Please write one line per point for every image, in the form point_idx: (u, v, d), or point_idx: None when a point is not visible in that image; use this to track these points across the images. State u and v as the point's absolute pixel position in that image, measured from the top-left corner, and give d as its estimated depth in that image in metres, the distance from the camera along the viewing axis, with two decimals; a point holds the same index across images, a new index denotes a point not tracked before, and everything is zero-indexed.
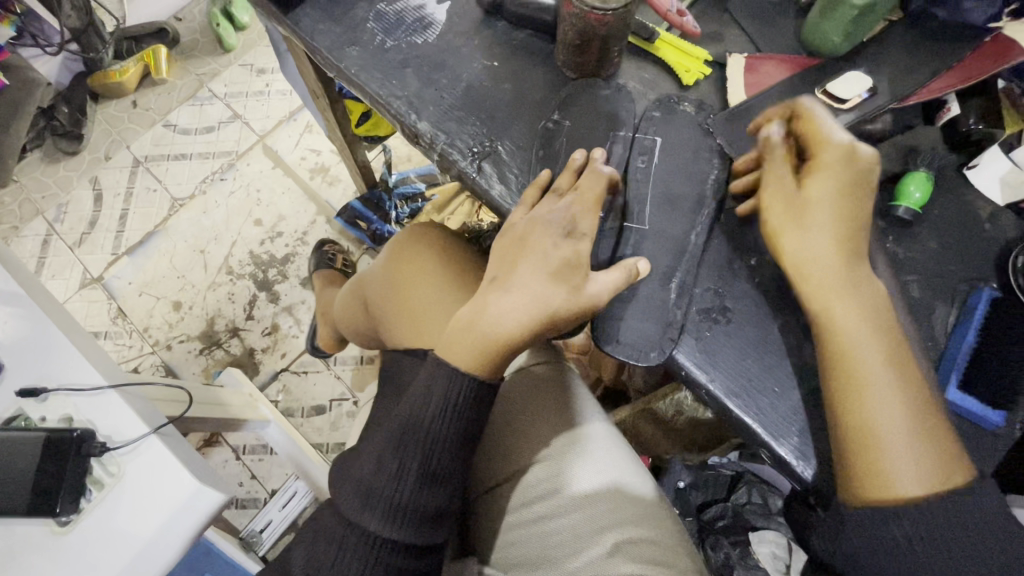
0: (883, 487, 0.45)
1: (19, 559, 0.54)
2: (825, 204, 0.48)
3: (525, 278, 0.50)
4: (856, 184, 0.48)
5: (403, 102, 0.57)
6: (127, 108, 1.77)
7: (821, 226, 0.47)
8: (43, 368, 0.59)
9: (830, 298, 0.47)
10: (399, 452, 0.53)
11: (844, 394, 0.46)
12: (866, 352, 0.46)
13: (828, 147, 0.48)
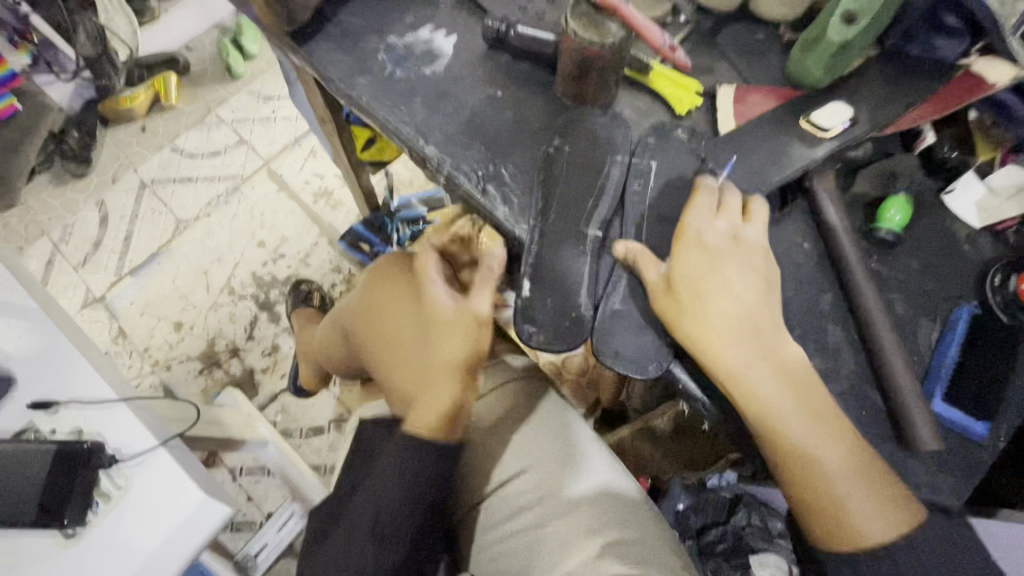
0: (850, 537, 0.45)
1: (24, 572, 0.55)
2: (720, 286, 0.50)
3: (440, 345, 0.60)
4: (736, 256, 0.51)
5: (411, 128, 0.60)
6: (136, 133, 1.81)
7: (719, 305, 0.50)
8: (56, 381, 0.61)
9: (744, 380, 0.48)
10: (370, 519, 0.55)
11: (789, 469, 0.47)
12: (789, 423, 0.47)
13: (690, 233, 0.52)
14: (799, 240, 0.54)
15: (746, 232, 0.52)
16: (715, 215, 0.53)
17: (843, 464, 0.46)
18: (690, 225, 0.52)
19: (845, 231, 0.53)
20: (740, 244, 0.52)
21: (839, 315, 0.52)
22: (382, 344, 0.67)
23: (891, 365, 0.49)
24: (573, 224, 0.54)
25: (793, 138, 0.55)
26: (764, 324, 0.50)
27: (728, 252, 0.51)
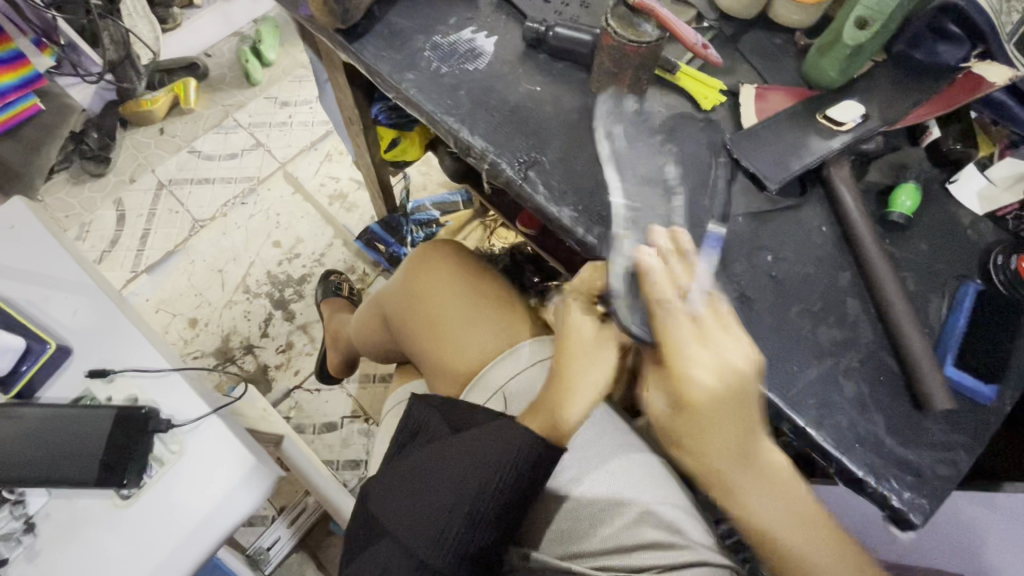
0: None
1: (82, 532, 0.57)
2: (720, 425, 0.46)
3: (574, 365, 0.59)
4: (735, 395, 0.46)
5: (456, 119, 0.65)
6: (154, 135, 1.86)
7: (722, 443, 0.47)
8: (112, 351, 0.64)
9: (746, 495, 0.48)
10: (461, 495, 0.55)
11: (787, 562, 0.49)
12: (784, 532, 0.48)
13: (692, 387, 0.46)
14: (818, 223, 0.59)
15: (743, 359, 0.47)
16: (701, 342, 0.47)
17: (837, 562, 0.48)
18: (682, 369, 0.47)
19: (861, 215, 0.57)
20: (736, 372, 0.46)
21: (856, 290, 0.56)
22: (430, 321, 0.77)
23: (906, 335, 0.53)
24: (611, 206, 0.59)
25: (811, 131, 0.60)
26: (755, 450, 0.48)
27: (725, 393, 0.46)
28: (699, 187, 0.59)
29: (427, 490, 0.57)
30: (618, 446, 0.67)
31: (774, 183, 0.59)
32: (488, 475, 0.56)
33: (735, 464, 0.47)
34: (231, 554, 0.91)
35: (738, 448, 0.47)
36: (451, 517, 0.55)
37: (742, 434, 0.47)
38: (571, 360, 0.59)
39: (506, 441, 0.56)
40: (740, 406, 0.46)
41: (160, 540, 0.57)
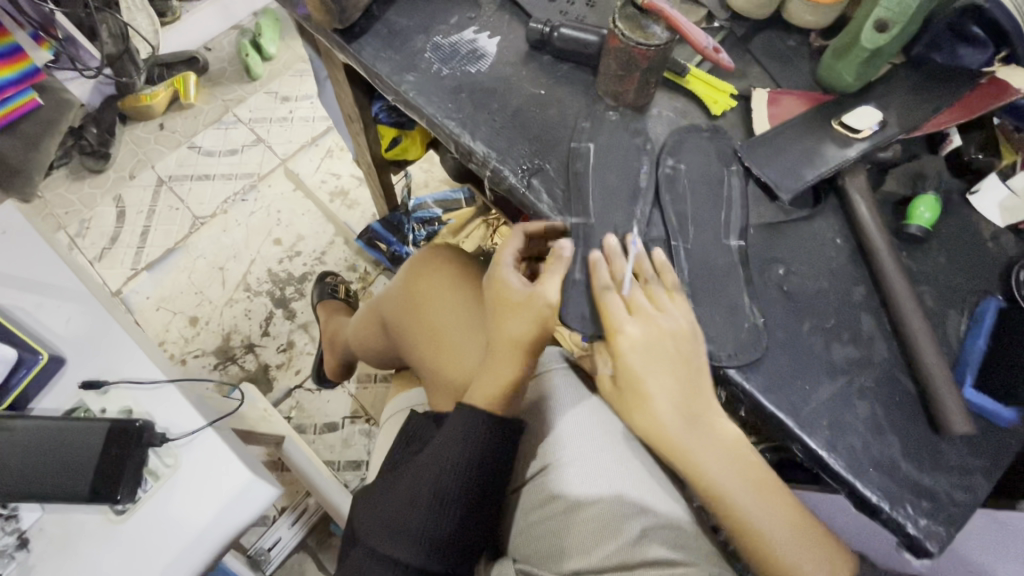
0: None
1: (77, 547, 0.56)
2: (653, 380, 0.51)
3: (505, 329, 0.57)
4: (669, 351, 0.51)
5: (457, 123, 0.63)
6: (154, 131, 1.84)
7: (662, 401, 0.51)
8: (105, 362, 0.62)
9: (692, 457, 0.51)
10: (419, 485, 0.56)
11: (733, 521, 0.51)
12: (733, 492, 0.51)
13: (622, 341, 0.52)
14: (831, 235, 0.57)
15: (681, 323, 0.51)
16: (633, 315, 0.52)
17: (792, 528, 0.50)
18: (617, 331, 0.52)
19: (877, 227, 0.55)
20: (677, 334, 0.51)
21: (871, 306, 0.55)
22: (429, 329, 0.75)
23: (924, 354, 0.51)
24: (620, 218, 0.57)
25: (826, 139, 0.58)
26: (699, 407, 0.52)
27: (655, 344, 0.50)
28: (709, 198, 0.57)
29: (408, 489, 0.57)
30: (620, 456, 0.64)
31: (787, 193, 0.56)
32: (456, 465, 0.55)
33: (678, 424, 0.51)
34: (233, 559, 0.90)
35: (683, 409, 0.51)
36: (426, 516, 0.55)
37: (684, 395, 0.51)
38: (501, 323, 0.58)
39: (457, 426, 0.56)
40: (683, 367, 0.51)
41: (155, 556, 0.56)
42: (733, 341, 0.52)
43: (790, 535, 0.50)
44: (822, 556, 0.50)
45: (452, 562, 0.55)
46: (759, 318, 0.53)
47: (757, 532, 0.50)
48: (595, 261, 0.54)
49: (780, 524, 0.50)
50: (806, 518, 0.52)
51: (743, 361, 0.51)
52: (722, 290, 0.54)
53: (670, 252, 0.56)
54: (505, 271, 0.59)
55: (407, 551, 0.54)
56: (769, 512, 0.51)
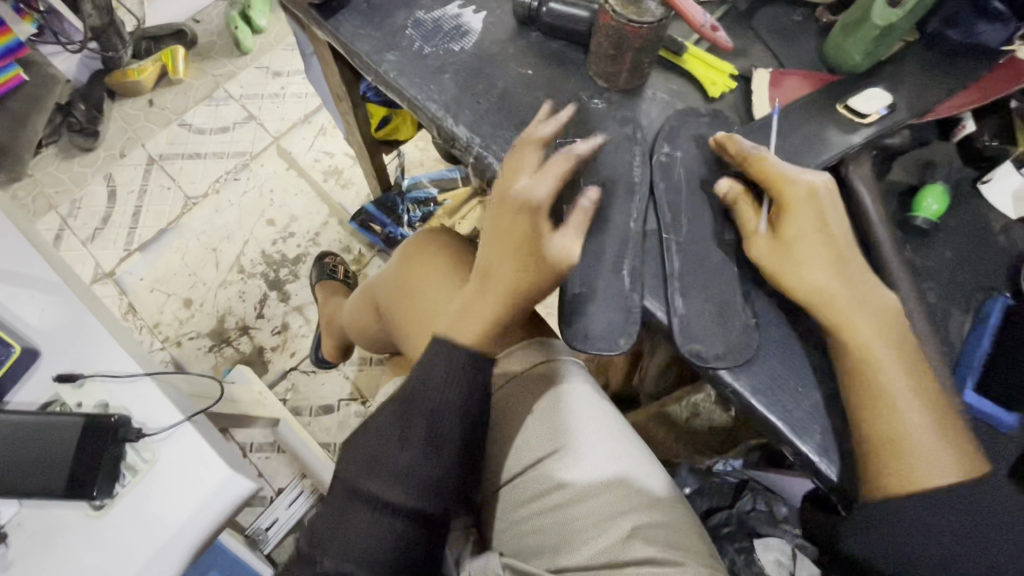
0: (915, 485, 0.43)
1: (55, 542, 0.55)
2: (805, 234, 0.49)
3: (509, 270, 0.53)
4: (820, 215, 0.49)
5: (440, 106, 0.59)
6: (143, 107, 1.79)
7: (812, 258, 0.48)
8: (82, 355, 0.61)
9: (854, 318, 0.47)
10: (403, 423, 0.54)
11: (872, 413, 0.45)
12: (885, 355, 0.46)
13: (790, 186, 0.50)
14: None
15: (820, 181, 0.50)
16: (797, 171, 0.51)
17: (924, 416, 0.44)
18: (780, 183, 0.50)
19: (881, 219, 0.52)
20: (819, 195, 0.50)
21: None
22: (420, 320, 0.70)
23: (924, 356, 0.48)
24: (610, 209, 0.54)
25: (830, 123, 0.54)
26: (851, 265, 0.49)
27: (813, 207, 0.49)
28: (704, 187, 0.54)
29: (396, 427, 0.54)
30: (610, 452, 0.61)
31: None
32: (447, 397, 0.54)
33: (837, 288, 0.48)
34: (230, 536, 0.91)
35: (842, 276, 0.48)
36: (417, 454, 0.53)
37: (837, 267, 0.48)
38: (496, 252, 0.53)
39: (442, 362, 0.55)
40: (832, 239, 0.49)
41: (134, 551, 0.55)
42: (724, 341, 0.50)
43: (931, 427, 0.44)
44: (954, 459, 0.43)
45: (442, 501, 0.54)
46: (751, 318, 0.51)
47: (895, 426, 0.44)
48: (722, 138, 0.54)
49: (919, 411, 0.44)
50: (951, 418, 0.45)
51: (735, 361, 0.49)
52: (713, 287, 0.51)
53: (662, 246, 0.53)
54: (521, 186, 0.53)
55: (398, 490, 0.52)
56: (911, 399, 0.45)
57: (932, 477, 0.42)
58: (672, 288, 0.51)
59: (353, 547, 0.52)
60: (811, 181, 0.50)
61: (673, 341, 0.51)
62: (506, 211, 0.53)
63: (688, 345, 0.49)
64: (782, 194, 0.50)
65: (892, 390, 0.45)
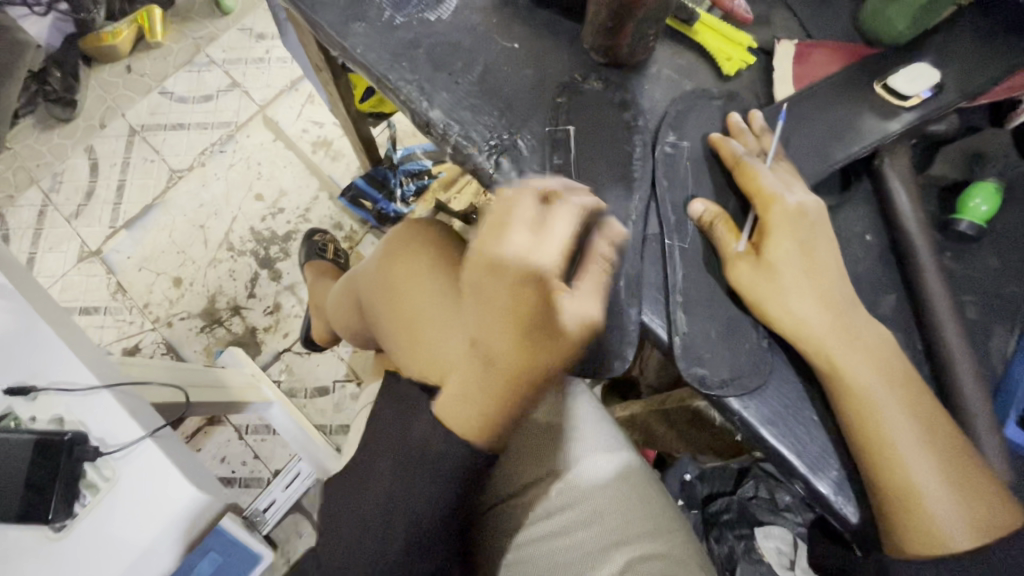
0: (931, 545, 0.38)
1: (13, 566, 0.52)
2: (791, 260, 0.43)
3: (507, 343, 0.43)
4: (803, 234, 0.44)
5: (413, 87, 0.52)
6: (122, 74, 1.54)
7: (798, 287, 0.43)
8: (34, 365, 0.56)
9: (844, 356, 0.41)
10: (416, 453, 0.49)
11: (877, 460, 0.40)
12: (880, 394, 0.40)
13: (778, 206, 0.44)
14: (860, 231, 0.47)
15: (810, 201, 0.45)
16: (785, 186, 0.45)
17: (935, 459, 0.39)
18: (765, 204, 0.44)
19: (919, 222, 0.45)
20: (807, 212, 0.44)
21: (902, 320, 0.46)
22: (404, 320, 0.64)
23: (961, 382, 0.43)
24: (606, 209, 0.48)
25: (864, 108, 0.47)
26: (841, 297, 0.43)
27: (795, 230, 0.44)
28: (712, 184, 0.48)
29: (391, 479, 0.50)
30: (609, 479, 0.58)
31: (809, 178, 0.46)
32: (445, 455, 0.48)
33: (825, 323, 0.42)
34: None
35: (832, 309, 0.42)
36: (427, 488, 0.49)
37: (827, 298, 0.43)
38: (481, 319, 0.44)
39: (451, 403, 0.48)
40: (820, 265, 0.43)
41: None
42: (732, 364, 0.44)
43: (942, 476, 0.39)
44: (973, 516, 0.38)
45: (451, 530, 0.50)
46: (764, 338, 0.45)
47: (902, 478, 0.39)
48: (715, 142, 0.48)
49: (924, 459, 0.39)
50: (972, 462, 0.39)
51: (745, 388, 0.44)
52: (720, 301, 0.45)
53: (665, 252, 0.46)
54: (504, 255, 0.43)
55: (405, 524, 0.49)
56: (916, 445, 0.39)
57: (948, 530, 0.38)
58: (674, 302, 0.45)
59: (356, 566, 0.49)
60: (796, 200, 0.44)
61: (674, 361, 0.45)
62: (489, 275, 0.43)
63: (691, 369, 0.44)
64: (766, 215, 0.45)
65: (891, 438, 0.39)
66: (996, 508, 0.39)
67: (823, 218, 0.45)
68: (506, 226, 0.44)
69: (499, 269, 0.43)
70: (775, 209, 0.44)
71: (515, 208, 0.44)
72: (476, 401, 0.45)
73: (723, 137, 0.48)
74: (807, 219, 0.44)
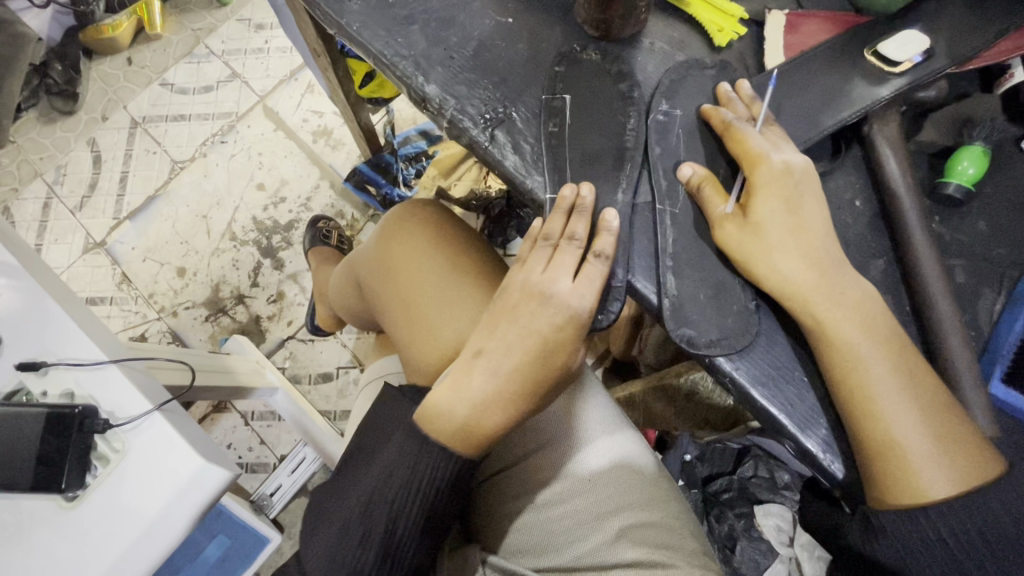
0: (912, 495, 0.40)
1: (27, 534, 0.54)
2: (778, 219, 0.44)
3: (515, 376, 0.48)
4: (789, 195, 0.45)
5: (409, 63, 0.53)
6: (123, 66, 1.54)
7: (783, 245, 0.44)
8: (43, 341, 0.57)
9: (829, 315, 0.43)
10: (410, 454, 0.48)
11: (861, 413, 0.41)
12: (864, 350, 0.42)
13: (765, 165, 0.45)
14: (849, 197, 0.48)
15: (797, 160, 0.46)
16: (774, 147, 0.46)
17: (923, 418, 0.41)
18: (755, 168, 0.45)
19: (909, 187, 0.46)
20: (793, 173, 0.45)
21: (889, 284, 0.47)
22: (404, 294, 0.65)
23: (948, 343, 0.44)
24: (597, 180, 0.49)
25: (854, 74, 0.47)
26: (828, 257, 0.44)
27: (783, 192, 0.45)
28: (703, 152, 0.49)
29: (357, 505, 0.49)
30: (607, 455, 0.58)
31: (798, 144, 0.47)
32: (417, 487, 0.48)
33: (812, 283, 0.43)
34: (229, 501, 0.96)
35: (818, 269, 0.44)
36: (411, 494, 0.48)
37: (812, 257, 0.44)
38: (505, 344, 0.49)
39: (462, 409, 0.47)
40: (803, 225, 0.45)
41: (110, 543, 0.54)
42: (720, 326, 0.46)
43: (922, 429, 0.40)
44: (953, 466, 0.40)
45: (424, 535, 0.50)
46: (751, 300, 0.46)
47: (885, 430, 0.41)
48: (706, 110, 0.48)
49: (908, 413, 0.41)
50: (954, 416, 0.41)
51: (733, 348, 0.45)
52: (710, 266, 0.47)
53: (655, 219, 0.48)
54: (546, 288, 0.48)
55: (385, 522, 0.48)
56: (900, 399, 0.41)
57: (933, 482, 0.39)
58: (665, 266, 0.46)
59: (333, 560, 0.48)
60: (783, 159, 0.45)
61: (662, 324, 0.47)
62: (532, 306, 0.49)
63: (680, 331, 0.45)
64: (753, 175, 0.46)
65: (874, 392, 0.41)
66: (980, 461, 0.40)
67: (812, 180, 0.46)
68: (548, 262, 0.49)
69: (537, 299, 0.49)
70: (766, 172, 0.45)
71: (568, 236, 0.48)
72: (469, 418, 0.47)
73: (714, 106, 0.48)
74: (794, 179, 0.45)
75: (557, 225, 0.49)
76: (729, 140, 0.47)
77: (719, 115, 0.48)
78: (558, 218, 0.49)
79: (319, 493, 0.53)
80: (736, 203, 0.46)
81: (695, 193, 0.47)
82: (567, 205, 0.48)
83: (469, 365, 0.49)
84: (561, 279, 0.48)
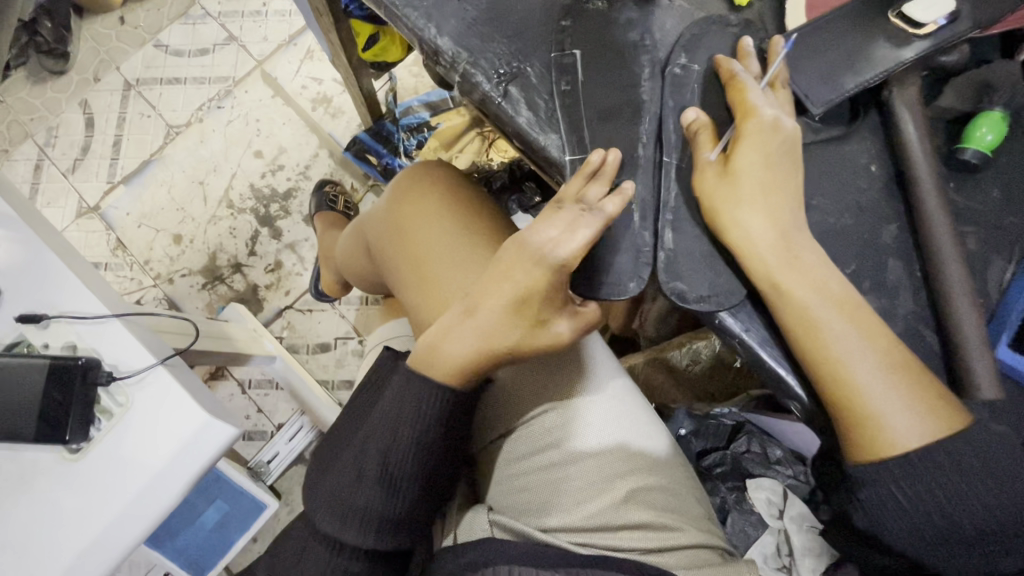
0: (883, 450, 0.43)
1: (31, 483, 0.54)
2: (754, 173, 0.46)
3: (501, 320, 0.51)
4: (770, 156, 0.46)
5: (421, 14, 0.51)
6: (115, 26, 1.49)
7: (753, 200, 0.45)
8: (42, 293, 0.56)
9: (790, 278, 0.44)
10: (416, 403, 0.52)
11: (831, 379, 0.44)
12: (822, 313, 0.44)
13: (755, 118, 0.46)
14: (865, 162, 0.48)
15: (787, 120, 0.46)
16: (768, 105, 0.46)
17: (888, 377, 0.43)
18: (744, 124, 0.46)
19: (926, 154, 0.46)
20: (782, 134, 0.46)
21: (901, 250, 0.47)
22: (409, 250, 0.66)
23: (957, 307, 0.44)
24: (613, 140, 0.48)
25: (877, 35, 0.46)
26: (792, 221, 0.46)
27: (767, 151, 0.46)
28: (717, 114, 0.49)
29: (370, 451, 0.53)
30: (617, 422, 0.59)
31: (817, 106, 0.47)
32: (420, 433, 0.52)
33: (773, 243, 0.45)
34: (228, 468, 0.96)
35: (784, 230, 0.45)
36: (412, 438, 0.52)
37: (780, 218, 0.46)
38: (488, 292, 0.51)
39: (448, 347, 0.51)
40: (778, 183, 0.46)
41: (112, 496, 0.54)
42: (711, 283, 0.47)
43: (890, 390, 0.43)
44: (923, 421, 0.43)
45: (424, 479, 0.54)
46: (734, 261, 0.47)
47: (852, 393, 0.43)
48: (719, 61, 0.48)
49: (875, 374, 0.43)
50: (920, 376, 0.44)
51: (725, 305, 0.46)
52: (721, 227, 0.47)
53: (660, 172, 0.48)
54: (533, 241, 0.49)
55: (390, 464, 0.53)
56: (863, 360, 0.44)
57: (897, 436, 0.43)
58: (664, 219, 0.47)
59: (347, 498, 0.53)
60: (773, 115, 0.46)
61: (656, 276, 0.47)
62: (517, 255, 0.50)
63: (670, 284, 0.46)
64: (742, 128, 0.47)
65: (838, 354, 0.44)
66: (948, 413, 0.43)
67: (798, 143, 0.46)
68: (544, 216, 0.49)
69: (524, 251, 0.49)
70: (757, 127, 0.46)
71: (579, 198, 0.46)
72: (457, 359, 0.51)
73: (727, 57, 0.49)
74: (780, 139, 0.46)
75: (575, 187, 0.47)
76: (729, 93, 0.48)
77: (726, 66, 0.48)
78: (577, 182, 0.47)
79: (331, 436, 0.58)
80: (720, 156, 0.47)
81: (692, 142, 0.47)
82: (591, 170, 0.47)
83: (454, 311, 0.52)
84: (547, 230, 0.48)
